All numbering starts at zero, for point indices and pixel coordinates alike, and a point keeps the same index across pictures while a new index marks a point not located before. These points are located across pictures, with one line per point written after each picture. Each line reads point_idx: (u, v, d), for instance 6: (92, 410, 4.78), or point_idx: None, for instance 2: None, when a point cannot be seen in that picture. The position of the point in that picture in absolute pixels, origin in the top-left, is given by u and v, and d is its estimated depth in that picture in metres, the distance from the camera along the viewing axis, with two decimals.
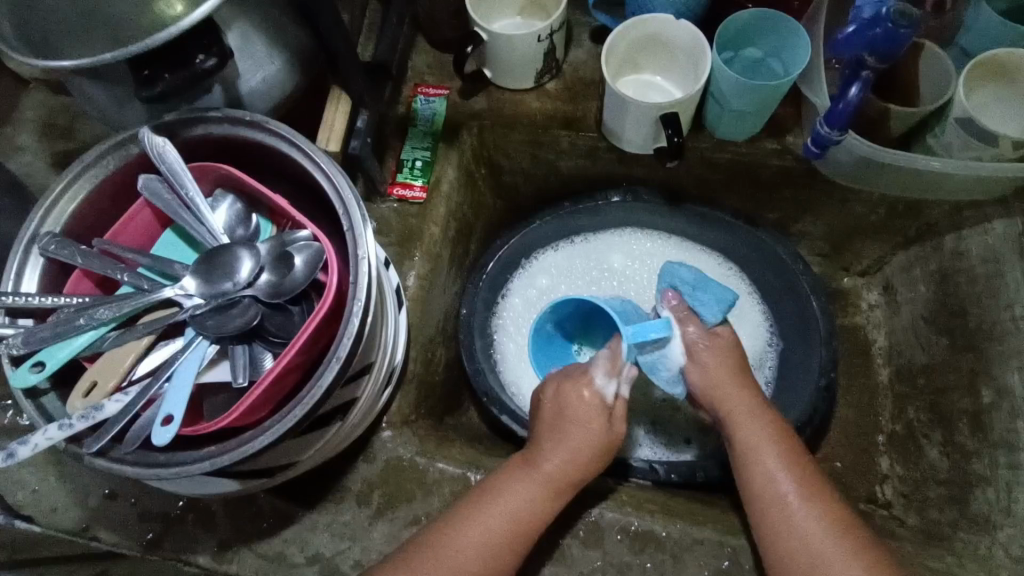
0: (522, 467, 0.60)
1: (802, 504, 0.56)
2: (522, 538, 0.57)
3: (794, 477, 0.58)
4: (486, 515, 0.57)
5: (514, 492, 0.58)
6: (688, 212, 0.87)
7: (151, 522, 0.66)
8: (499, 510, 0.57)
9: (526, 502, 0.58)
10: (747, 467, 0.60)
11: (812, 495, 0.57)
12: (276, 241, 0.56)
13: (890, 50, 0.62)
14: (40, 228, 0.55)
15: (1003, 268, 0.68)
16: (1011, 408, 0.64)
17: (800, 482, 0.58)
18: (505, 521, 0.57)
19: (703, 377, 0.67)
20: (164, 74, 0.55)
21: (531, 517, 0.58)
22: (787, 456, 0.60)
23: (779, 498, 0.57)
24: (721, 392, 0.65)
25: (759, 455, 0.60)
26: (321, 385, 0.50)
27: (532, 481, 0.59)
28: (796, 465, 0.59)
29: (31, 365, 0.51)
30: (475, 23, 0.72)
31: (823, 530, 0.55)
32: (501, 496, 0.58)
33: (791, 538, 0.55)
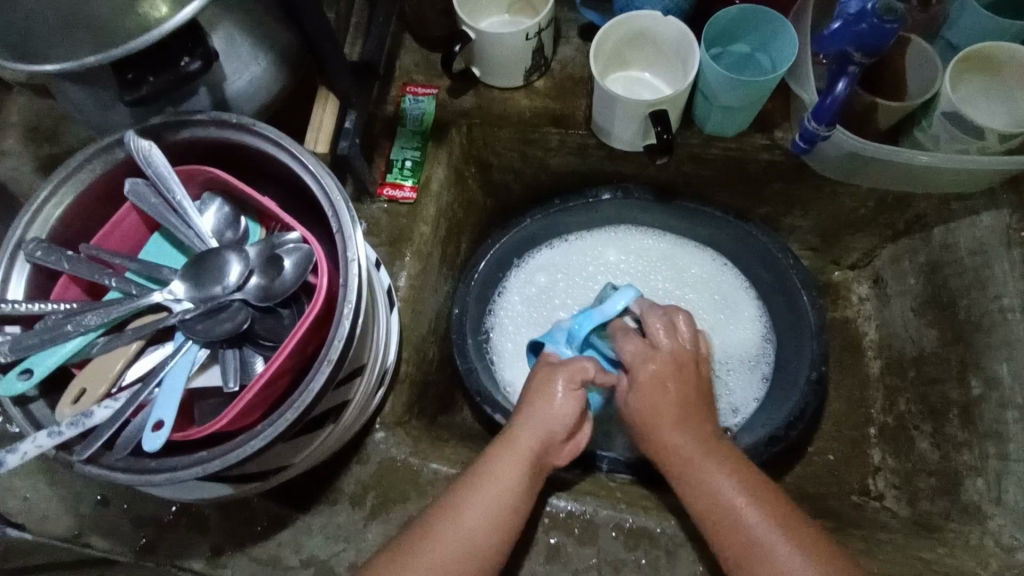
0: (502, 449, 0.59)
1: (761, 520, 0.54)
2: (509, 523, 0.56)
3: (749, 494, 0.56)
4: (443, 548, 0.54)
5: (497, 477, 0.57)
6: (677, 207, 0.87)
7: (144, 528, 0.66)
8: (479, 510, 0.56)
9: (510, 485, 0.57)
10: (699, 496, 0.57)
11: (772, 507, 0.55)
12: (265, 244, 0.56)
13: (877, 44, 0.61)
14: (25, 234, 0.55)
15: (991, 260, 0.68)
16: (1000, 399, 0.65)
17: (755, 497, 0.56)
18: (484, 518, 0.56)
19: (643, 404, 0.61)
20: (148, 77, 0.54)
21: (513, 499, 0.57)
22: (738, 473, 0.57)
23: (737, 518, 0.54)
24: (657, 417, 0.61)
25: (710, 479, 0.57)
26: (312, 388, 0.50)
27: (514, 462, 0.58)
28: (752, 483, 0.57)
29: (18, 373, 0.51)
30: (463, 22, 0.72)
31: (788, 545, 0.53)
32: (465, 511, 0.56)
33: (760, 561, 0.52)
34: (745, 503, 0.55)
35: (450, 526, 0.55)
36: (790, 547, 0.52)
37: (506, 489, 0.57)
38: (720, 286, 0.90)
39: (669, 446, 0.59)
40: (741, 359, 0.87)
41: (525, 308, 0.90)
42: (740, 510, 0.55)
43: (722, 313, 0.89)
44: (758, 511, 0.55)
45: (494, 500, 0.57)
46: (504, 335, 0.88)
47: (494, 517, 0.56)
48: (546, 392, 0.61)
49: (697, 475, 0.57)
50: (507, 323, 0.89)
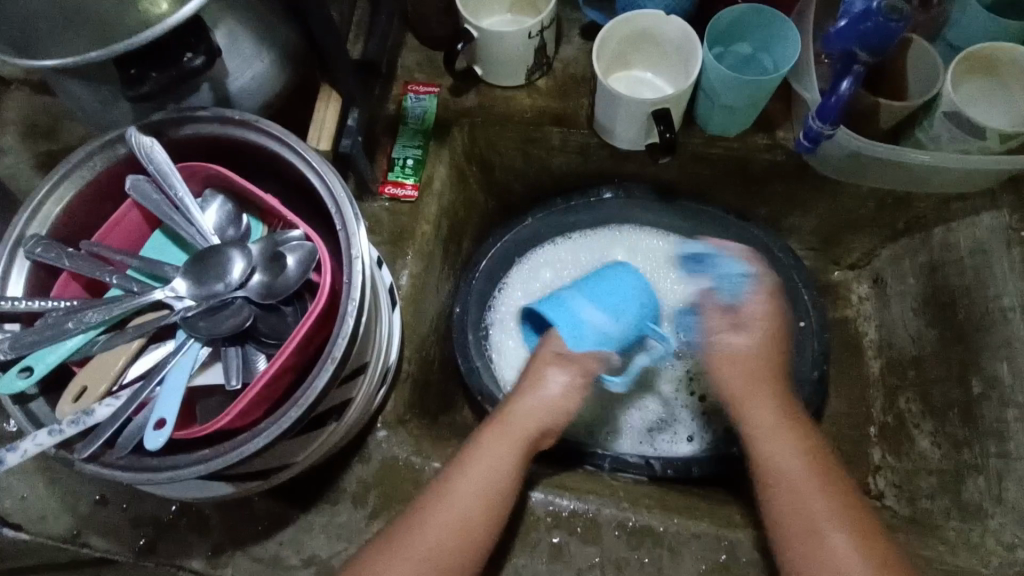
0: (493, 426, 0.63)
1: (822, 506, 0.57)
2: (501, 501, 0.57)
3: (817, 478, 0.59)
4: (456, 507, 0.56)
5: (487, 452, 0.60)
6: (678, 208, 0.87)
7: (143, 527, 0.65)
8: (465, 486, 0.57)
9: (496, 458, 0.60)
10: (777, 478, 0.60)
11: (834, 498, 0.58)
12: (267, 241, 0.55)
13: (882, 43, 0.62)
14: (26, 230, 0.55)
15: (991, 259, 0.69)
16: (1000, 398, 0.65)
17: (832, 499, 0.58)
18: (481, 487, 0.57)
19: (738, 350, 0.69)
20: (150, 73, 0.54)
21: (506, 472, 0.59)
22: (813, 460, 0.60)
23: (813, 513, 0.57)
24: (754, 402, 0.66)
25: (785, 462, 0.60)
26: (317, 385, 0.50)
27: (500, 441, 0.61)
28: (825, 476, 0.59)
29: (19, 370, 0.50)
30: (465, 21, 0.72)
31: (840, 532, 0.56)
32: (468, 476, 0.58)
33: (815, 541, 0.55)
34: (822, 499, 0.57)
35: (435, 502, 0.56)
36: (841, 533, 0.55)
37: (489, 463, 0.59)
38: None
39: (769, 425, 0.63)
40: None
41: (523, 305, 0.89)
42: (805, 492, 0.58)
43: None
44: (823, 495, 0.58)
45: (485, 470, 0.58)
46: (505, 332, 0.87)
47: (479, 488, 0.57)
48: (539, 375, 0.66)
49: (783, 458, 0.61)
50: (506, 319, 0.88)
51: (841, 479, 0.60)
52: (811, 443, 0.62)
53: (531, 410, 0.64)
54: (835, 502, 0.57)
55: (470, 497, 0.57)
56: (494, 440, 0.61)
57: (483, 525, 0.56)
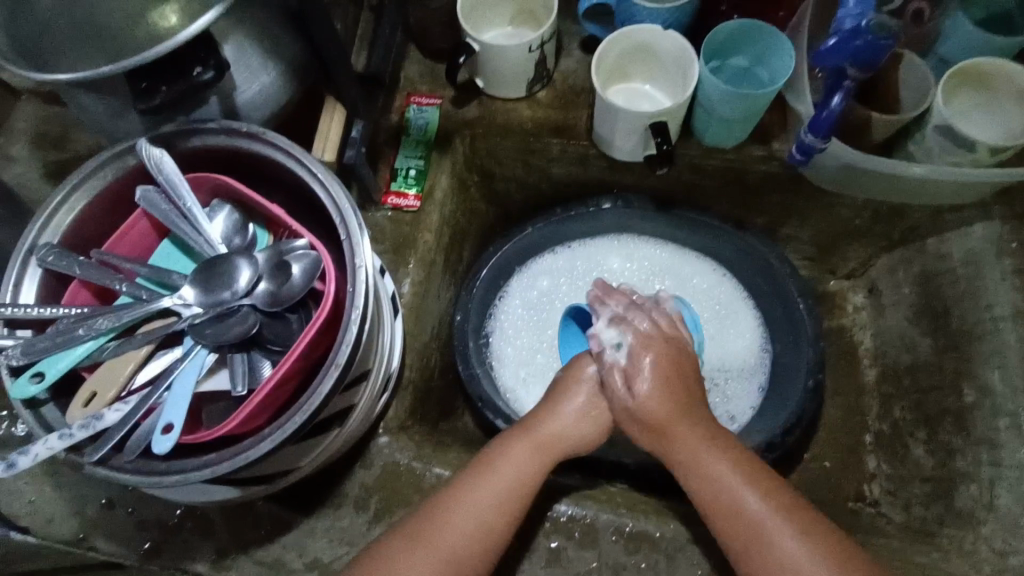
0: (522, 434, 0.62)
1: (768, 515, 0.53)
2: (519, 510, 0.58)
3: (745, 478, 0.55)
4: (464, 518, 0.56)
5: (510, 462, 0.59)
6: (677, 217, 0.88)
7: (148, 531, 0.67)
8: (482, 494, 0.57)
9: (525, 467, 0.60)
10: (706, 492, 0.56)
11: (774, 494, 0.54)
12: (273, 250, 0.57)
13: (870, 59, 0.63)
14: (38, 239, 0.56)
15: (983, 270, 0.70)
16: (993, 406, 0.66)
17: (771, 501, 0.54)
18: (501, 496, 0.57)
19: (645, 398, 0.61)
20: (161, 87, 0.56)
21: (528, 481, 0.59)
22: (741, 462, 0.56)
23: (750, 516, 0.53)
24: (671, 423, 0.60)
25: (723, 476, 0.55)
26: (322, 391, 0.51)
27: (530, 450, 0.61)
28: (761, 480, 0.55)
29: (31, 376, 0.52)
30: (467, 34, 0.74)
31: (802, 546, 0.51)
32: (479, 490, 0.57)
33: (768, 554, 0.51)
34: (759, 504, 0.53)
35: (455, 507, 0.56)
36: (792, 539, 0.51)
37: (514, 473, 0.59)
38: (720, 295, 0.91)
39: (675, 437, 0.59)
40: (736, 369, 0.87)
41: (523, 313, 0.91)
42: (748, 503, 0.54)
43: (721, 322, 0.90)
44: (766, 503, 0.53)
45: (504, 480, 0.58)
46: (504, 337, 0.89)
47: (502, 498, 0.57)
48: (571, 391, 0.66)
49: (702, 468, 0.56)
50: (507, 326, 0.90)
51: (778, 484, 0.55)
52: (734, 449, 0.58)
53: (562, 427, 0.63)
54: (786, 507, 0.53)
55: (486, 506, 0.57)
56: (516, 450, 0.61)
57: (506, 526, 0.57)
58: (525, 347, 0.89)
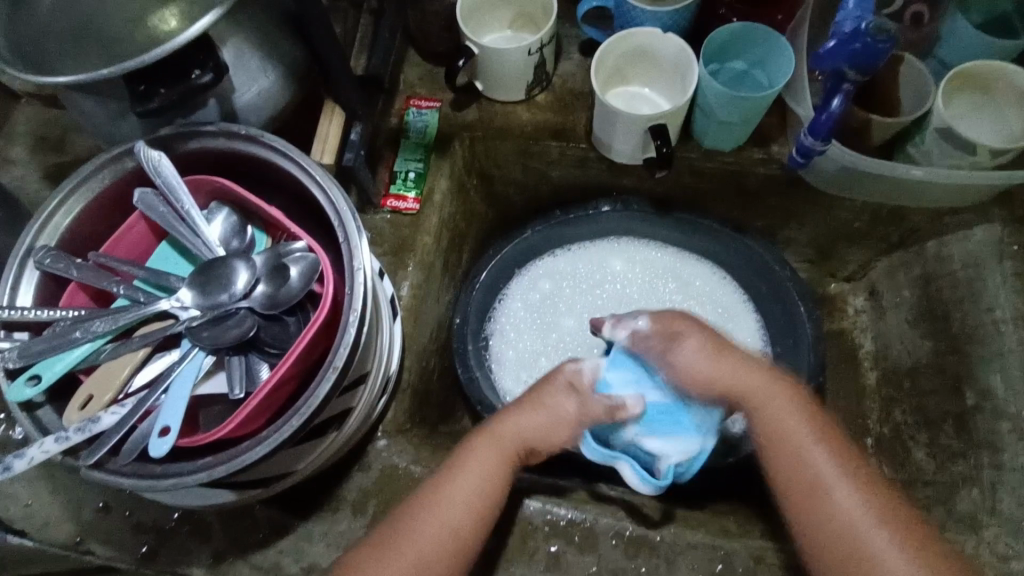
0: (483, 437, 0.60)
1: (838, 478, 0.56)
2: (486, 514, 0.58)
3: (814, 434, 0.58)
4: (441, 517, 0.56)
5: (472, 468, 0.58)
6: (676, 220, 0.88)
7: (145, 535, 0.66)
8: (457, 497, 0.57)
9: (487, 473, 0.59)
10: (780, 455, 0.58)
11: (843, 456, 0.57)
12: (271, 253, 0.57)
13: (870, 63, 0.63)
14: (35, 242, 0.56)
15: (983, 272, 0.70)
16: (995, 408, 0.66)
17: (842, 462, 0.57)
18: (465, 503, 0.57)
19: (691, 368, 0.60)
20: (159, 89, 0.56)
21: (490, 487, 0.58)
22: (819, 428, 0.58)
23: (815, 474, 0.56)
24: (736, 375, 0.60)
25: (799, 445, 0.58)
26: (319, 394, 0.51)
27: (495, 453, 0.59)
28: (833, 441, 0.58)
29: (27, 379, 0.52)
30: (466, 37, 0.74)
31: (865, 507, 0.54)
32: (453, 491, 0.58)
33: (824, 512, 0.55)
34: (828, 463, 0.57)
35: (429, 512, 0.57)
36: (857, 498, 0.55)
37: (482, 480, 0.58)
38: (720, 298, 0.89)
39: (760, 400, 0.60)
40: None
41: (523, 316, 0.90)
42: (815, 464, 0.57)
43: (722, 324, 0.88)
44: (836, 466, 0.56)
45: (472, 485, 0.58)
46: (503, 340, 0.88)
47: (472, 501, 0.57)
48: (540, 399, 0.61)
49: (775, 430, 0.59)
50: (506, 329, 0.89)
51: (847, 442, 0.59)
52: (805, 405, 0.60)
53: (524, 427, 0.60)
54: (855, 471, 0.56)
55: (461, 510, 0.57)
56: (480, 455, 0.59)
57: (473, 537, 0.56)
58: (525, 350, 0.88)
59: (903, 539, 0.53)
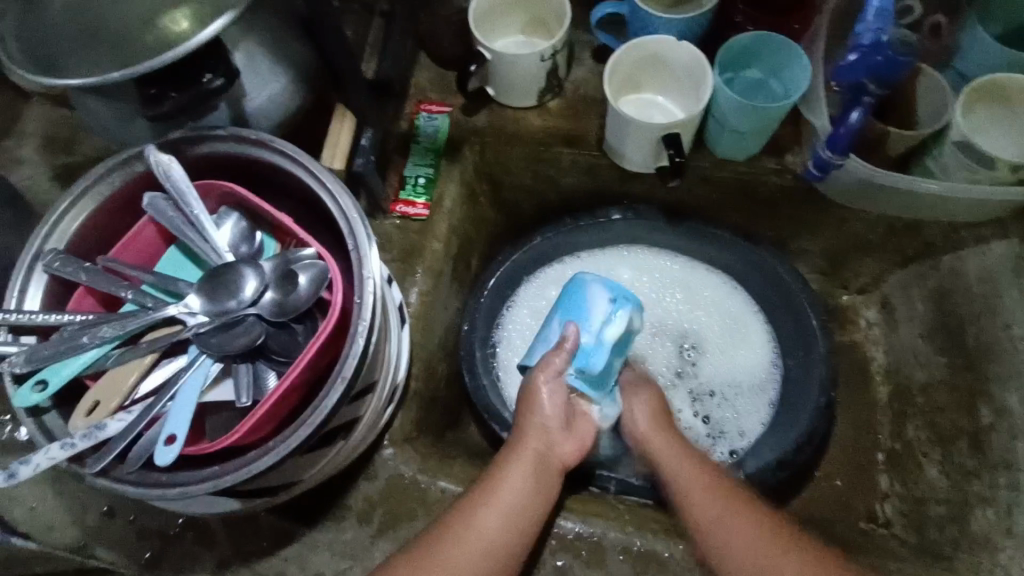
0: (508, 456, 0.61)
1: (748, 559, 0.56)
2: (526, 530, 0.58)
3: (707, 488, 0.61)
4: (480, 531, 0.56)
5: (507, 487, 0.59)
6: (688, 228, 0.87)
7: (149, 540, 0.66)
8: (493, 517, 0.57)
9: (521, 491, 0.59)
10: (707, 554, 0.58)
11: (734, 506, 0.59)
12: (280, 259, 0.56)
13: (887, 78, 0.65)
14: (44, 245, 0.56)
15: (1001, 289, 0.69)
16: (1011, 428, 0.65)
17: (732, 509, 0.59)
18: (504, 520, 0.57)
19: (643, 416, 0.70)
20: (170, 93, 0.55)
21: (528, 505, 0.59)
22: (712, 484, 0.61)
23: (715, 529, 0.58)
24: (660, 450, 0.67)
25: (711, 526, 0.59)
26: (327, 405, 0.50)
27: (526, 470, 0.60)
28: (729, 494, 0.60)
29: (34, 384, 0.51)
30: (479, 43, 0.73)
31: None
32: (491, 508, 0.58)
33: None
34: (719, 514, 0.59)
35: (468, 537, 0.56)
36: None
37: (522, 494, 0.59)
38: (730, 308, 0.90)
39: (680, 488, 0.62)
40: (747, 385, 0.86)
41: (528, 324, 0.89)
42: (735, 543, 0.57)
43: (731, 335, 0.89)
44: (721, 516, 0.58)
45: (508, 504, 0.58)
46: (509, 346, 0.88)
47: (511, 519, 0.57)
48: (534, 400, 0.64)
49: (695, 511, 0.60)
50: (513, 338, 0.88)
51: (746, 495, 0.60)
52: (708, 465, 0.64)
53: (537, 434, 0.63)
54: (775, 547, 0.55)
55: (501, 533, 0.57)
56: (511, 472, 0.60)
57: (518, 550, 0.57)
58: None
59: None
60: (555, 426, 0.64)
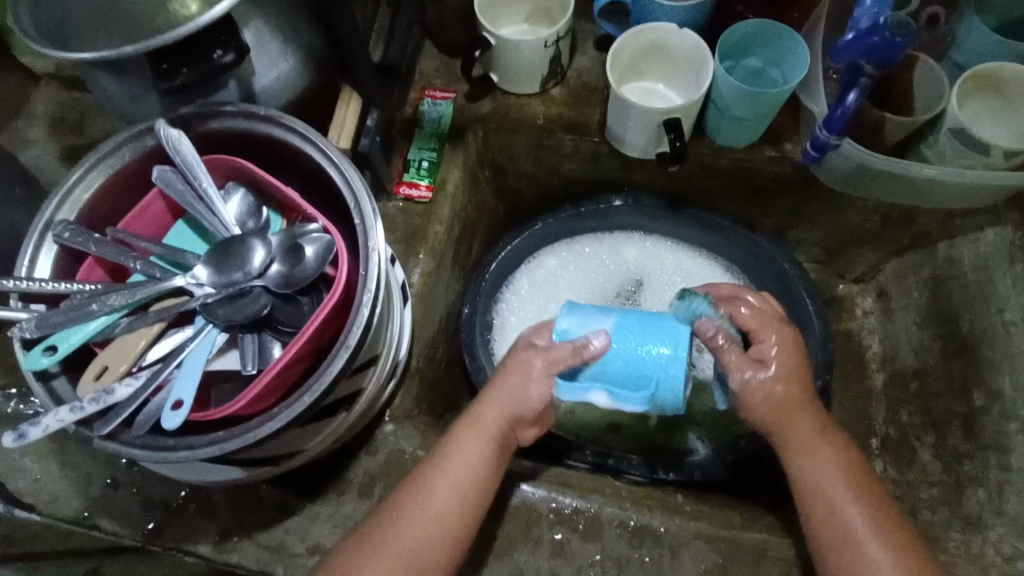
0: (465, 425, 0.59)
1: (839, 485, 0.56)
2: (474, 510, 0.57)
3: (849, 486, 0.56)
4: (435, 497, 0.56)
5: (459, 459, 0.58)
6: (688, 216, 0.89)
7: (152, 511, 0.67)
8: (449, 483, 0.56)
9: (476, 464, 0.58)
10: (824, 549, 0.55)
11: (880, 517, 0.55)
12: (287, 233, 0.57)
13: (887, 57, 0.64)
14: (54, 216, 0.57)
15: (994, 275, 0.70)
16: (1003, 411, 0.66)
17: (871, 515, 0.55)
18: (453, 495, 0.56)
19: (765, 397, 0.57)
20: (181, 68, 0.56)
21: (477, 481, 0.57)
22: (856, 481, 0.57)
23: (849, 530, 0.54)
24: (792, 421, 0.57)
25: (797, 456, 0.57)
26: (330, 373, 0.51)
27: (484, 446, 0.58)
28: (867, 498, 0.56)
29: (43, 349, 0.52)
30: (483, 29, 0.74)
31: (864, 521, 0.54)
32: (440, 482, 0.57)
33: (825, 516, 0.55)
34: (860, 518, 0.55)
35: (417, 506, 0.55)
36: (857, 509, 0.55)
37: (473, 467, 0.58)
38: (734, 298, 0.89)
39: (810, 481, 0.57)
40: None
41: (532, 295, 0.90)
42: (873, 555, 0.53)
43: None
44: (867, 521, 0.54)
45: (459, 482, 0.57)
46: (509, 309, 0.89)
47: (462, 495, 0.56)
48: (516, 371, 0.58)
49: (828, 513, 0.55)
50: (515, 303, 0.90)
51: (877, 491, 0.57)
52: (847, 455, 0.58)
53: (498, 405, 0.59)
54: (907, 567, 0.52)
55: (449, 505, 0.56)
56: (468, 442, 0.58)
57: (461, 526, 0.56)
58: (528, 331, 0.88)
59: (899, 554, 0.53)
60: (530, 415, 0.59)
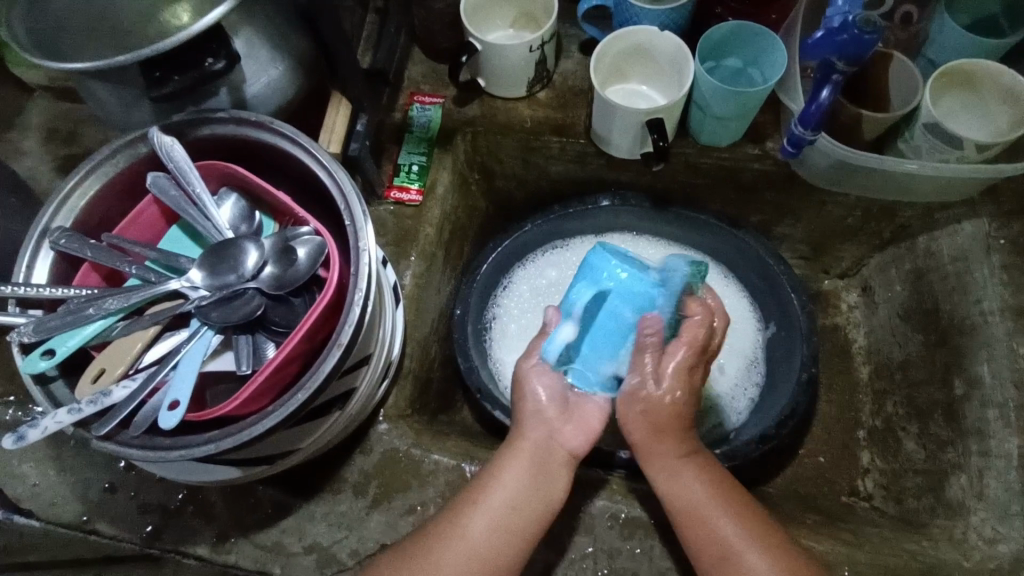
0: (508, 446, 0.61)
1: (708, 500, 0.56)
2: (525, 531, 0.57)
3: (717, 499, 0.56)
4: (477, 523, 0.56)
5: (502, 480, 0.58)
6: (675, 215, 0.90)
7: (151, 514, 0.67)
8: (496, 505, 0.57)
9: (518, 483, 0.58)
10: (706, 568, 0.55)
11: (753, 527, 0.55)
12: (279, 236, 0.58)
13: (857, 53, 0.66)
14: (51, 223, 0.58)
15: (971, 266, 0.72)
16: (982, 398, 0.67)
17: (744, 524, 0.55)
18: (499, 518, 0.56)
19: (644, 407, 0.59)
20: (172, 76, 0.58)
21: (525, 500, 0.57)
22: (721, 494, 0.57)
23: (726, 545, 0.54)
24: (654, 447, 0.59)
25: (670, 476, 0.58)
26: (323, 370, 0.52)
27: (527, 464, 0.59)
28: (737, 508, 0.56)
29: (42, 352, 0.53)
30: (470, 34, 0.76)
31: (743, 538, 0.54)
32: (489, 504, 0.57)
33: (702, 535, 0.55)
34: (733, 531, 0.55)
35: (458, 534, 0.55)
36: (732, 524, 0.55)
37: (513, 485, 0.58)
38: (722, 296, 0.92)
39: (681, 502, 0.57)
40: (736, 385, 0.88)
41: (530, 297, 0.93)
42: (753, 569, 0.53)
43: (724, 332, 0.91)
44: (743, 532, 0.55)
45: (502, 503, 0.57)
46: (507, 310, 0.92)
47: (507, 516, 0.56)
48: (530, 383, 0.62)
49: (704, 532, 0.55)
50: (511, 305, 0.92)
51: (747, 501, 0.58)
52: (709, 469, 0.59)
53: (533, 420, 0.61)
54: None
55: (493, 529, 0.56)
56: (511, 463, 0.59)
57: (510, 552, 0.56)
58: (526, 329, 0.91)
59: (780, 564, 0.53)
60: (553, 415, 0.61)
